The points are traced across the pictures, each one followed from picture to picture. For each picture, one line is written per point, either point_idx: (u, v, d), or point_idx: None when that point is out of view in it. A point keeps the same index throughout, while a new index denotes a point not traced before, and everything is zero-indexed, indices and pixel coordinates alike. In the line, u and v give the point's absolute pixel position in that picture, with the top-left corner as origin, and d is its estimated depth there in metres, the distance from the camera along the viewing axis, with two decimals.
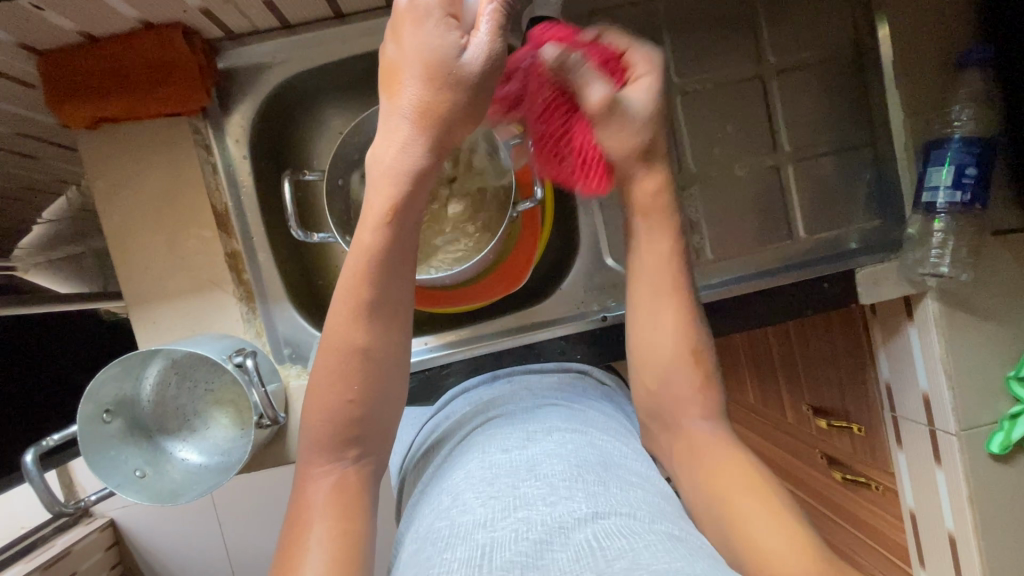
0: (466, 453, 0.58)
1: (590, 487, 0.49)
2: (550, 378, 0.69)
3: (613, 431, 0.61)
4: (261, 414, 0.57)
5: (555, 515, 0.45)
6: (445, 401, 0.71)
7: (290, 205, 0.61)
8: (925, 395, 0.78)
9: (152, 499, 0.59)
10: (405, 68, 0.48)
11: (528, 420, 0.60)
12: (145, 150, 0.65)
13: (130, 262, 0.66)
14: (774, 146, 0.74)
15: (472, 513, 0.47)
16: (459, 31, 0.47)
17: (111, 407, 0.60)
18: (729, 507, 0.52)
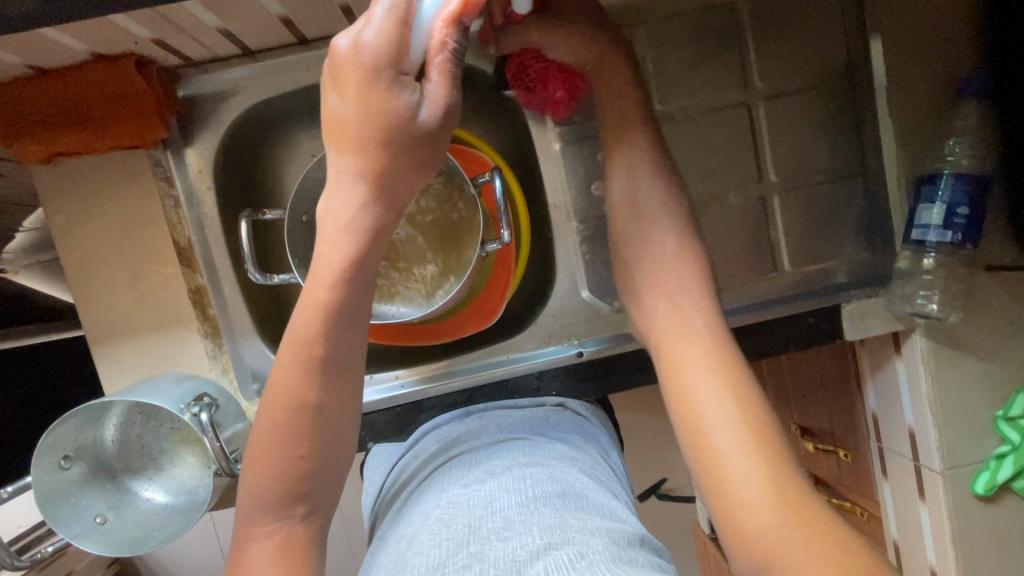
0: (427, 491, 0.56)
1: (548, 518, 0.48)
2: (521, 413, 0.67)
3: (581, 462, 0.59)
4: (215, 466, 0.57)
5: (509, 552, 0.44)
6: (416, 438, 0.69)
7: (248, 250, 0.60)
8: (910, 430, 0.76)
9: (111, 548, 0.58)
10: (352, 121, 0.46)
11: (490, 453, 0.59)
12: (104, 184, 0.63)
13: (92, 299, 0.64)
14: (760, 176, 0.71)
15: (425, 554, 0.46)
16: (410, 83, 0.45)
17: (70, 454, 0.59)
18: (695, 423, 0.50)
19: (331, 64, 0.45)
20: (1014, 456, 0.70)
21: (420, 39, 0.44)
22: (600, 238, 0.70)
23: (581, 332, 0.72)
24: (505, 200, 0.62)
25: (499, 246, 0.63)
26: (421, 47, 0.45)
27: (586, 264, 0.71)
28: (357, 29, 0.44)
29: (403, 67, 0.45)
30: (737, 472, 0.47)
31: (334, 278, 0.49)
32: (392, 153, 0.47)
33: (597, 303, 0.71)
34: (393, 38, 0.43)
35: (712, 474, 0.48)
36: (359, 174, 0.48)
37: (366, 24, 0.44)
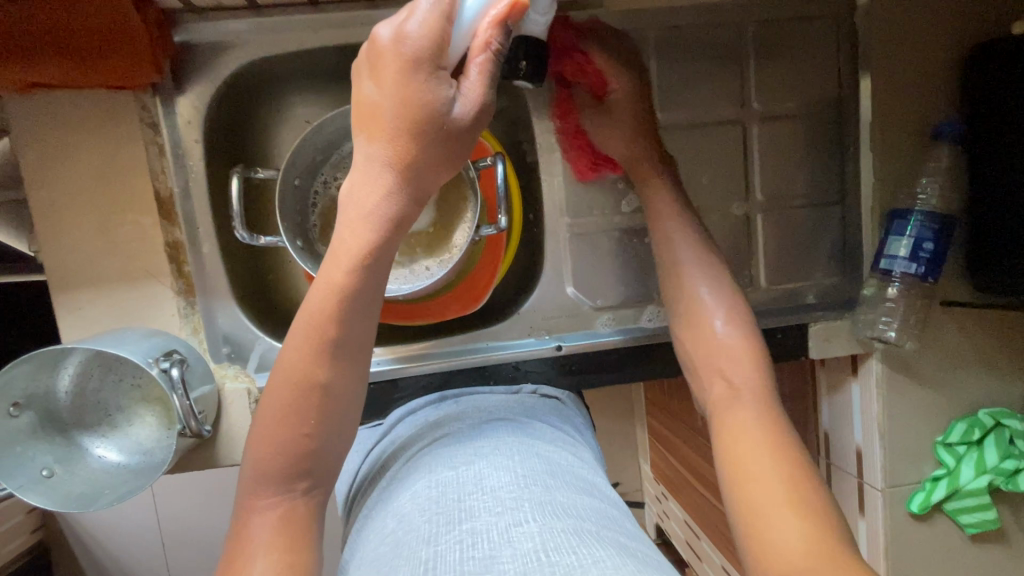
0: (415, 470, 0.56)
1: (537, 496, 0.49)
2: (499, 399, 0.68)
3: (561, 441, 0.60)
4: (182, 425, 0.55)
5: (501, 526, 0.45)
6: (391, 423, 0.68)
7: (237, 206, 0.58)
8: (858, 449, 0.80)
9: (58, 503, 0.56)
10: (386, 110, 0.48)
11: (477, 435, 0.59)
12: (85, 124, 0.60)
13: (58, 242, 0.60)
14: (747, 194, 0.73)
15: (417, 530, 0.47)
16: (446, 80, 0.47)
17: (20, 401, 0.56)
18: (739, 460, 0.51)
19: (372, 52, 0.48)
20: (948, 479, 0.75)
21: (462, 39, 0.47)
22: (590, 237, 0.71)
23: (562, 327, 0.73)
24: (504, 187, 0.62)
25: (495, 230, 0.63)
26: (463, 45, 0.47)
27: (573, 260, 0.72)
28: (400, 21, 0.47)
29: (442, 61, 0.47)
30: (768, 493, 0.48)
31: (348, 247, 0.50)
32: (415, 145, 0.48)
33: (581, 300, 0.73)
34: (437, 35, 0.46)
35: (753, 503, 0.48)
36: (382, 164, 0.49)
37: (409, 17, 0.47)
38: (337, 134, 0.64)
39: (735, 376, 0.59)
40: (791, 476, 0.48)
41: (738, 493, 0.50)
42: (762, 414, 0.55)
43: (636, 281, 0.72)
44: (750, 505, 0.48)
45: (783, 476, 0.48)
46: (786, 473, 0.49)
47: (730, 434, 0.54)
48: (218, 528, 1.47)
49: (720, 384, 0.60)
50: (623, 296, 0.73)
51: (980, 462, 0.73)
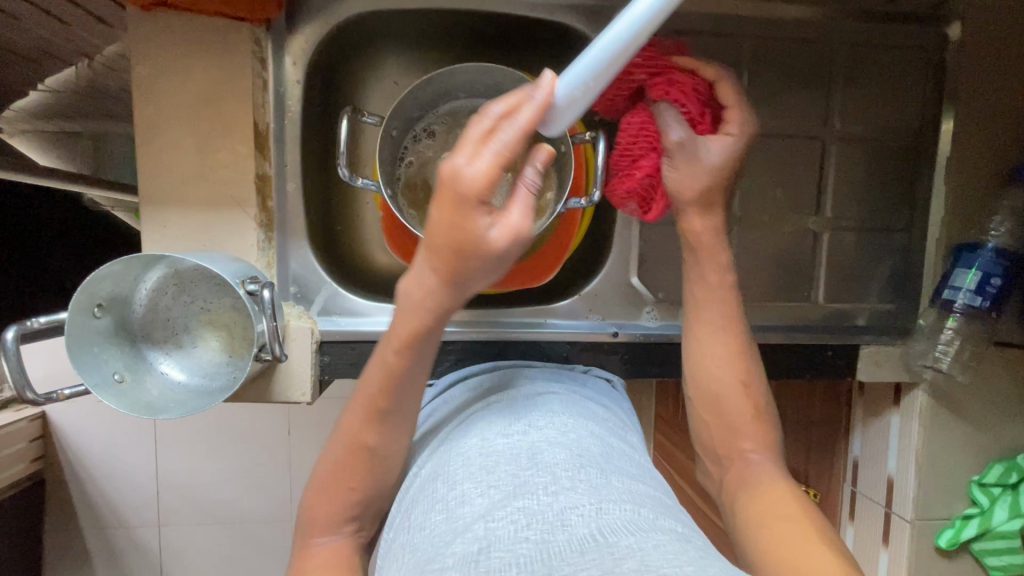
0: (467, 437, 0.56)
1: (592, 479, 0.48)
2: (552, 374, 0.68)
3: (611, 424, 0.61)
4: (266, 346, 0.57)
5: (556, 508, 0.44)
6: (444, 385, 0.69)
7: (344, 145, 0.60)
8: (890, 478, 0.81)
9: (127, 407, 0.57)
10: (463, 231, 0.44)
11: (530, 407, 0.59)
12: (197, 48, 0.61)
13: (152, 159, 0.62)
14: (817, 210, 0.75)
15: (470, 504, 0.47)
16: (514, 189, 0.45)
17: (104, 302, 0.58)
18: (766, 529, 0.49)
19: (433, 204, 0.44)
20: (980, 519, 0.75)
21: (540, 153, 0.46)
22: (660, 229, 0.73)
23: (619, 314, 0.74)
24: (604, 164, 0.66)
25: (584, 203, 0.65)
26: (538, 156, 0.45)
27: (638, 252, 0.74)
28: (467, 154, 0.42)
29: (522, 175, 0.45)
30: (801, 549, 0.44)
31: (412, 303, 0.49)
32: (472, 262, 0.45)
33: (642, 292, 0.75)
34: (495, 177, 0.42)
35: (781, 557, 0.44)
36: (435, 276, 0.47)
37: (469, 154, 0.42)
38: (437, 94, 0.67)
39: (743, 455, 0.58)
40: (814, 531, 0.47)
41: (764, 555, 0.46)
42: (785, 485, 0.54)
43: None
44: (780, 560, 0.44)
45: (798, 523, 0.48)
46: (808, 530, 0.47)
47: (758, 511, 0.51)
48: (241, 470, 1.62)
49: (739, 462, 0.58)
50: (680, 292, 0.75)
51: (1015, 506, 0.73)
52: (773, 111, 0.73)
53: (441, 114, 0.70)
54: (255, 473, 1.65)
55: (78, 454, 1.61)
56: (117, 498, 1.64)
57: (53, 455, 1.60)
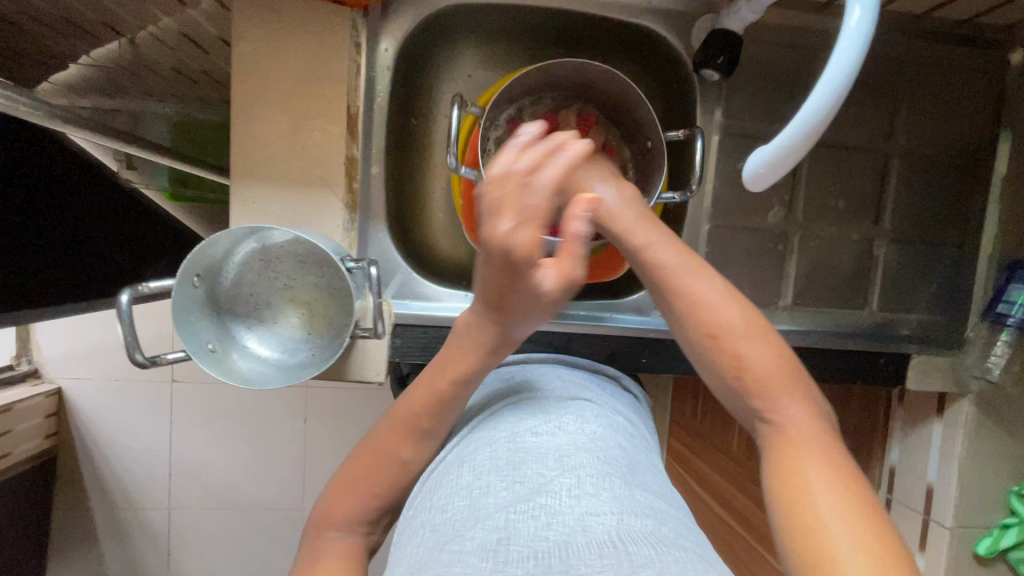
0: (495, 430, 0.59)
1: (614, 488, 0.49)
2: (594, 376, 0.71)
3: (638, 440, 0.62)
4: (371, 323, 0.58)
5: (578, 512, 0.46)
6: (499, 373, 0.72)
7: (454, 133, 0.64)
8: (930, 486, 0.83)
9: (222, 376, 0.58)
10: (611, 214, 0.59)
11: (560, 409, 0.61)
12: (297, 29, 0.62)
13: (247, 136, 0.63)
14: (877, 221, 0.77)
15: (493, 496, 0.49)
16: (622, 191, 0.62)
17: (200, 273, 0.59)
18: (804, 513, 0.41)
19: (493, 194, 0.44)
20: (1019, 528, 0.78)
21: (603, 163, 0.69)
22: (728, 232, 0.74)
23: None
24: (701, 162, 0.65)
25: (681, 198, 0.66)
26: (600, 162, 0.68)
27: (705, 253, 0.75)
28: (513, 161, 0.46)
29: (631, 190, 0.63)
30: (836, 528, 0.39)
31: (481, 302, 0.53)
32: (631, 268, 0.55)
33: None
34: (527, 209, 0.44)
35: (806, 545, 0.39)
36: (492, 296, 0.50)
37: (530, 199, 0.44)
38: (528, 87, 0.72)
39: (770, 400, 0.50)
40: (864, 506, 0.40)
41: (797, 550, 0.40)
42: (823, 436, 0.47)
43: (762, 283, 0.76)
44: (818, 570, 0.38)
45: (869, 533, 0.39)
46: (858, 504, 0.41)
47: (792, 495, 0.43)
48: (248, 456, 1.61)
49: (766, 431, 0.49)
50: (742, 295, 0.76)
51: None
52: (840, 123, 0.75)
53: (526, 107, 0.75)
54: (271, 460, 1.64)
55: (94, 432, 1.59)
56: (130, 478, 1.63)
57: (69, 432, 1.59)
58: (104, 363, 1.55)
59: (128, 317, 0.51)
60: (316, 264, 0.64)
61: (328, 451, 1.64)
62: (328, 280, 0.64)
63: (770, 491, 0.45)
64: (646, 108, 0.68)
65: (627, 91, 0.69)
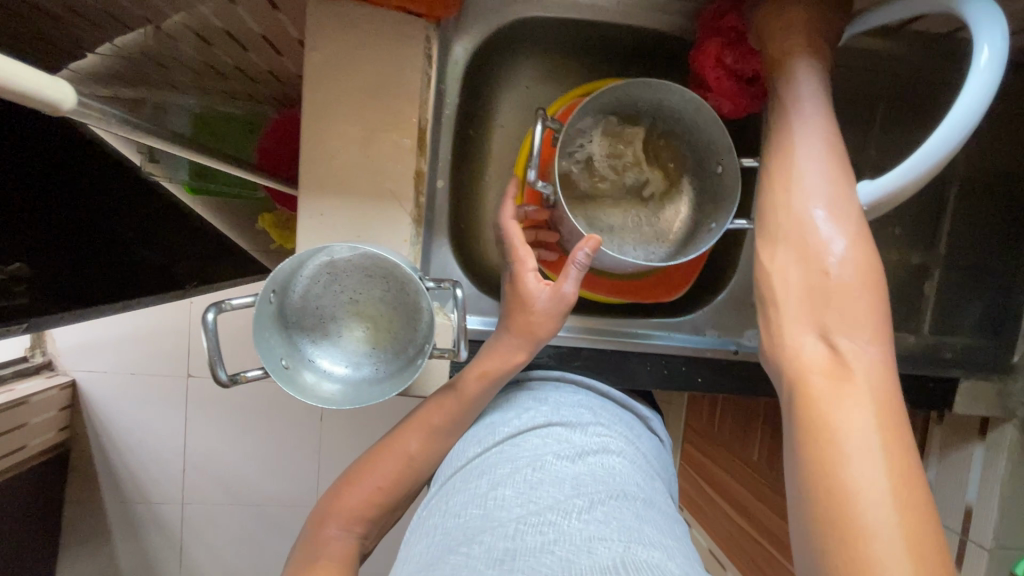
0: (518, 446, 0.63)
1: (626, 521, 0.53)
2: (620, 409, 0.73)
3: (656, 478, 0.65)
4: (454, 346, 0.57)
5: (585, 536, 0.50)
6: (538, 384, 0.73)
7: (535, 151, 0.63)
8: (968, 507, 0.84)
9: (295, 393, 0.58)
10: (793, 151, 0.56)
11: (586, 437, 0.65)
12: (373, 39, 0.61)
13: (319, 146, 0.62)
14: (932, 246, 0.77)
15: (506, 510, 0.55)
16: (826, 138, 0.55)
17: (275, 290, 0.58)
18: (831, 483, 0.40)
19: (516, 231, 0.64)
20: None
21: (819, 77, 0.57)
22: None
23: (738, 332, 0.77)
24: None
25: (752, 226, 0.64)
26: (791, 85, 0.57)
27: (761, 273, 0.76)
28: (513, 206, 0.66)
29: (830, 130, 0.55)
30: (873, 506, 0.38)
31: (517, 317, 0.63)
32: (768, 224, 0.56)
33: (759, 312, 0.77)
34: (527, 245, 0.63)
35: (837, 505, 0.39)
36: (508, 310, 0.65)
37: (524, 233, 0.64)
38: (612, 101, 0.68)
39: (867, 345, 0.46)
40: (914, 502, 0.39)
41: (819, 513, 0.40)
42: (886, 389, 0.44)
43: None
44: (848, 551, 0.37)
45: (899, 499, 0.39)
46: (900, 475, 0.40)
47: (826, 427, 0.42)
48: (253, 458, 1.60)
49: (816, 365, 0.47)
50: None
51: None
52: (903, 147, 0.75)
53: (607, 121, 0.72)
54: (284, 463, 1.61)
55: (108, 426, 1.57)
56: (145, 475, 1.60)
57: (82, 425, 1.56)
58: (121, 356, 1.53)
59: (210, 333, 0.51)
60: (384, 282, 0.63)
61: (344, 453, 1.61)
62: (395, 298, 0.64)
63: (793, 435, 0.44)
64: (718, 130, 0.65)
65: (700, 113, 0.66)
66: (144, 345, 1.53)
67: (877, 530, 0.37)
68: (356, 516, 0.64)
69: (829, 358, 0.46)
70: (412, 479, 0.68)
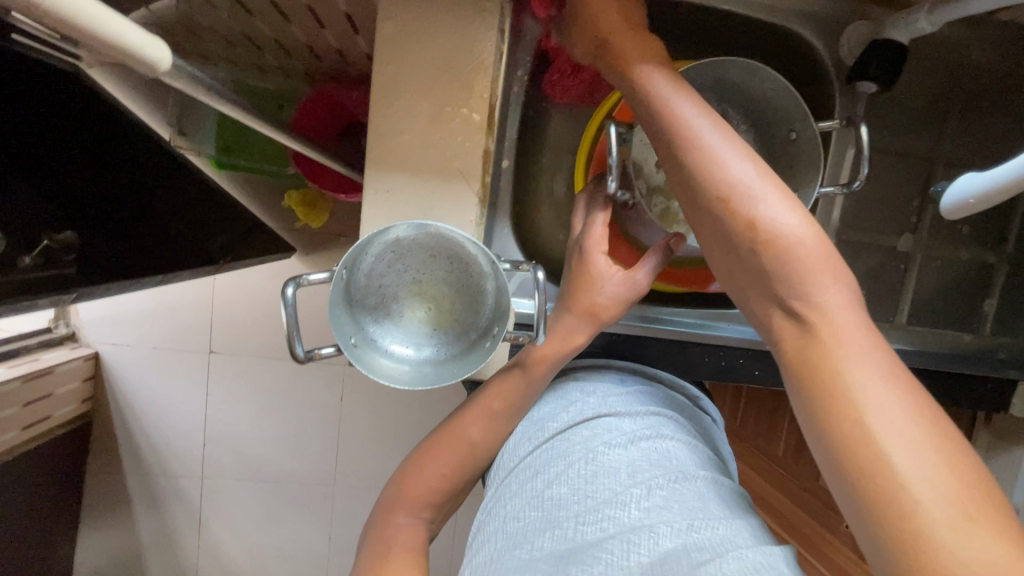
0: (568, 439, 0.61)
1: (691, 502, 0.51)
2: (671, 392, 0.71)
3: (717, 459, 0.63)
4: (536, 329, 0.57)
5: (649, 526, 0.49)
6: (587, 371, 0.72)
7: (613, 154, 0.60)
8: (1014, 509, 0.84)
9: (366, 371, 0.58)
10: (693, 143, 0.51)
11: (638, 422, 0.62)
12: (446, 10, 0.59)
13: (386, 123, 0.60)
14: (1001, 244, 0.76)
15: (565, 509, 0.53)
16: (710, 118, 0.52)
17: (345, 266, 0.57)
18: (876, 472, 0.39)
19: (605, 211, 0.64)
20: None
21: (646, 57, 0.55)
22: (849, 246, 0.74)
23: None
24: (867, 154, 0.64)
25: (845, 191, 0.66)
26: (651, 82, 0.54)
27: None
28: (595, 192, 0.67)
29: (730, 134, 0.52)
30: (921, 495, 0.37)
31: (581, 294, 0.63)
32: (707, 226, 0.52)
33: None
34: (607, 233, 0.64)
35: (866, 471, 0.39)
36: (571, 287, 0.64)
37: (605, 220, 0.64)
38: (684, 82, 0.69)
39: (819, 296, 0.47)
40: (932, 424, 0.40)
41: (855, 485, 0.40)
42: (861, 328, 0.45)
43: (875, 299, 0.76)
44: (890, 516, 0.38)
45: (943, 468, 0.38)
46: (937, 443, 0.39)
47: (836, 398, 0.42)
48: (274, 437, 1.60)
49: (792, 341, 0.47)
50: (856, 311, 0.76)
51: None
52: (977, 141, 0.73)
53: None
54: (304, 442, 1.61)
55: (130, 400, 1.56)
56: (167, 450, 1.60)
57: (105, 397, 1.56)
58: (146, 329, 1.52)
59: (289, 309, 0.50)
60: (449, 259, 0.62)
61: (363, 433, 1.60)
62: (460, 277, 0.62)
63: (810, 415, 0.44)
64: (795, 98, 0.67)
65: (776, 84, 0.67)
66: (170, 319, 1.52)
67: (930, 526, 0.36)
68: (419, 500, 0.65)
69: (800, 327, 0.47)
70: (471, 463, 0.67)
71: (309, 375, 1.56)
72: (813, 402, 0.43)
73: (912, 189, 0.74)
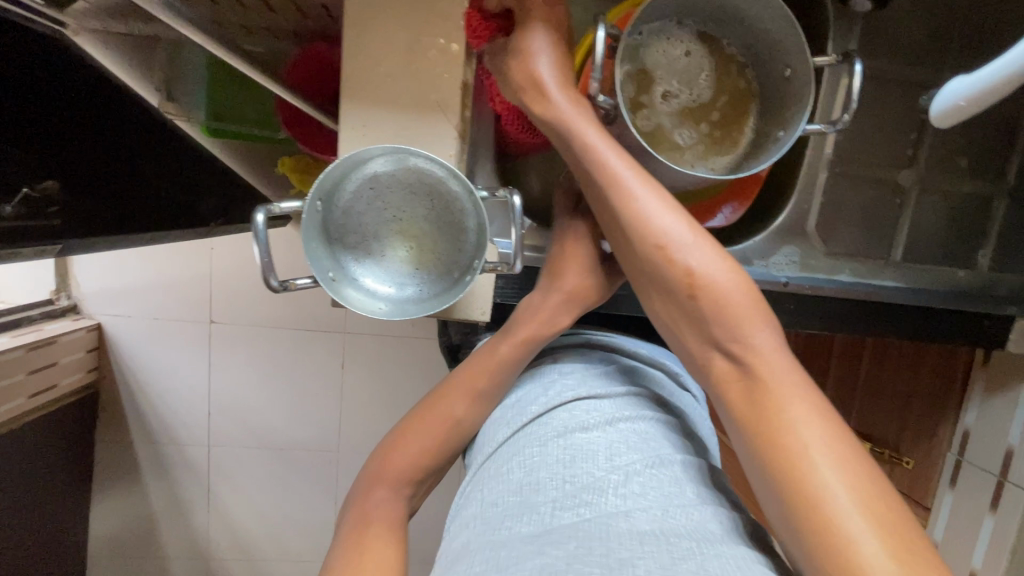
0: (545, 423, 0.60)
1: (665, 487, 0.51)
2: (650, 375, 0.70)
3: (697, 438, 0.62)
4: (513, 254, 0.57)
5: (624, 511, 0.48)
6: (562, 357, 0.71)
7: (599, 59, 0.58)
8: (1010, 449, 0.84)
9: (342, 302, 0.57)
10: (626, 203, 0.57)
11: (617, 404, 0.61)
12: None
13: (362, 54, 0.59)
14: (1004, 175, 0.73)
15: (543, 494, 0.51)
16: (645, 183, 0.58)
17: (321, 198, 0.57)
18: (822, 518, 0.43)
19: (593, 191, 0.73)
20: None
21: (584, 117, 0.60)
22: (843, 180, 0.73)
23: (790, 263, 0.74)
24: (858, 89, 0.61)
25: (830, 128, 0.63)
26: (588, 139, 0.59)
27: (820, 202, 0.73)
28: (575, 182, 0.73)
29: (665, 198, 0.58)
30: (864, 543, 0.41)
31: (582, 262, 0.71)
32: (648, 274, 0.58)
33: (813, 241, 0.74)
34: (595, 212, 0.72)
35: (806, 497, 0.44)
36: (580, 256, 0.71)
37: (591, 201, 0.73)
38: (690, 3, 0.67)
39: (748, 338, 0.53)
40: (849, 449, 0.46)
41: (799, 522, 0.44)
42: (789, 366, 0.52)
43: (870, 233, 0.74)
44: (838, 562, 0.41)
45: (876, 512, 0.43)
46: (871, 492, 0.44)
47: (789, 452, 0.46)
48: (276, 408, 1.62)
49: (734, 383, 0.52)
50: (853, 245, 0.75)
51: None
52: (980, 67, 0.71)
53: (690, 28, 0.71)
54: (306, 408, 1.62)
55: (135, 369, 1.58)
56: (173, 419, 1.62)
57: (110, 367, 1.58)
58: (147, 299, 1.53)
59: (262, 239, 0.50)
60: (428, 197, 0.61)
61: (364, 398, 1.62)
62: (441, 215, 0.61)
63: (762, 467, 0.48)
64: (795, 30, 0.63)
65: (777, 15, 0.63)
66: (168, 288, 1.52)
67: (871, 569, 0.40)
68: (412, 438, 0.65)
69: (737, 368, 0.53)
70: (462, 402, 0.67)
71: (310, 341, 1.57)
72: (767, 453, 0.47)
73: (910, 119, 0.72)
